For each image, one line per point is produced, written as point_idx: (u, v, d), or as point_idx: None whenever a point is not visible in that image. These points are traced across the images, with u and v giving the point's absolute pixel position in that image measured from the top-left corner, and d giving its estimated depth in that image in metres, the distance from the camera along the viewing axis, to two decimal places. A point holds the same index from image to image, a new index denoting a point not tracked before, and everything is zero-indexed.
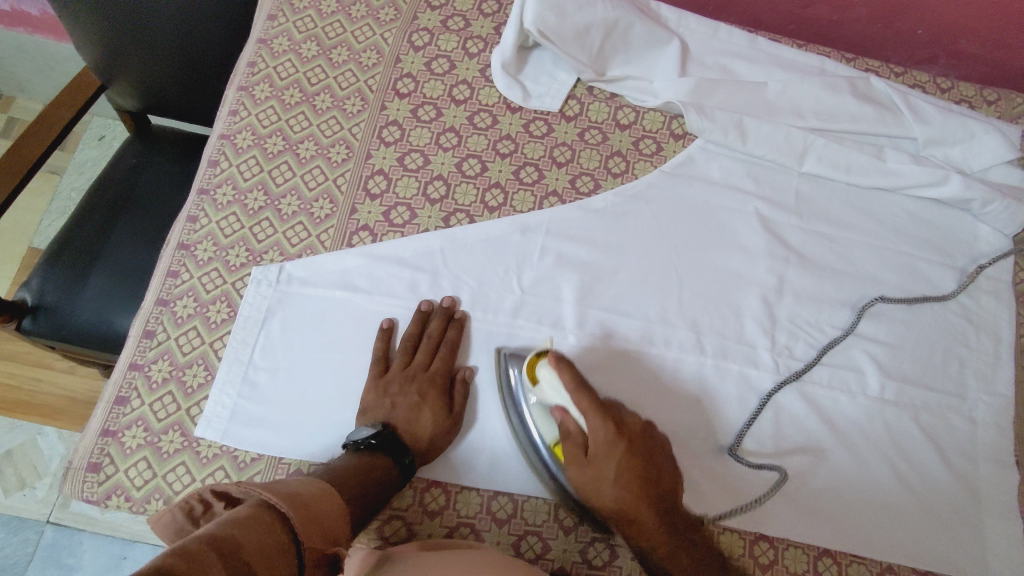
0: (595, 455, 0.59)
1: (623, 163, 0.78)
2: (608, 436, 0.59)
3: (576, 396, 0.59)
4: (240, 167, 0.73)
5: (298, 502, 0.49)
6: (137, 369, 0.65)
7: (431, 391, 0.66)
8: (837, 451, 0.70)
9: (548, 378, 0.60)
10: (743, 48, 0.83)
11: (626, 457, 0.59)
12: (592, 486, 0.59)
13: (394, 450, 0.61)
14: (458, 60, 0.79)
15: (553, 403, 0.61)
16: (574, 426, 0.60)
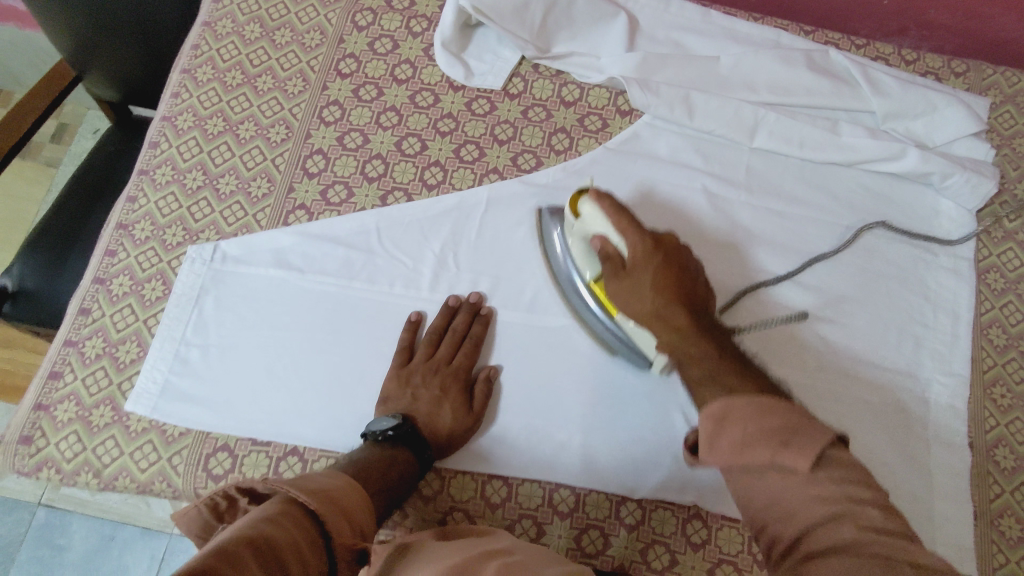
0: (634, 264, 0.59)
1: (566, 139, 0.77)
2: (646, 248, 0.59)
3: (615, 218, 0.60)
4: (180, 148, 0.73)
5: (324, 496, 0.48)
6: (72, 346, 0.66)
7: (454, 386, 0.66)
8: None
9: (591, 212, 0.61)
10: (695, 22, 0.81)
11: (662, 267, 0.58)
12: (632, 302, 0.59)
13: (416, 444, 0.61)
14: (401, 39, 0.79)
15: (591, 233, 0.62)
16: (613, 248, 0.60)
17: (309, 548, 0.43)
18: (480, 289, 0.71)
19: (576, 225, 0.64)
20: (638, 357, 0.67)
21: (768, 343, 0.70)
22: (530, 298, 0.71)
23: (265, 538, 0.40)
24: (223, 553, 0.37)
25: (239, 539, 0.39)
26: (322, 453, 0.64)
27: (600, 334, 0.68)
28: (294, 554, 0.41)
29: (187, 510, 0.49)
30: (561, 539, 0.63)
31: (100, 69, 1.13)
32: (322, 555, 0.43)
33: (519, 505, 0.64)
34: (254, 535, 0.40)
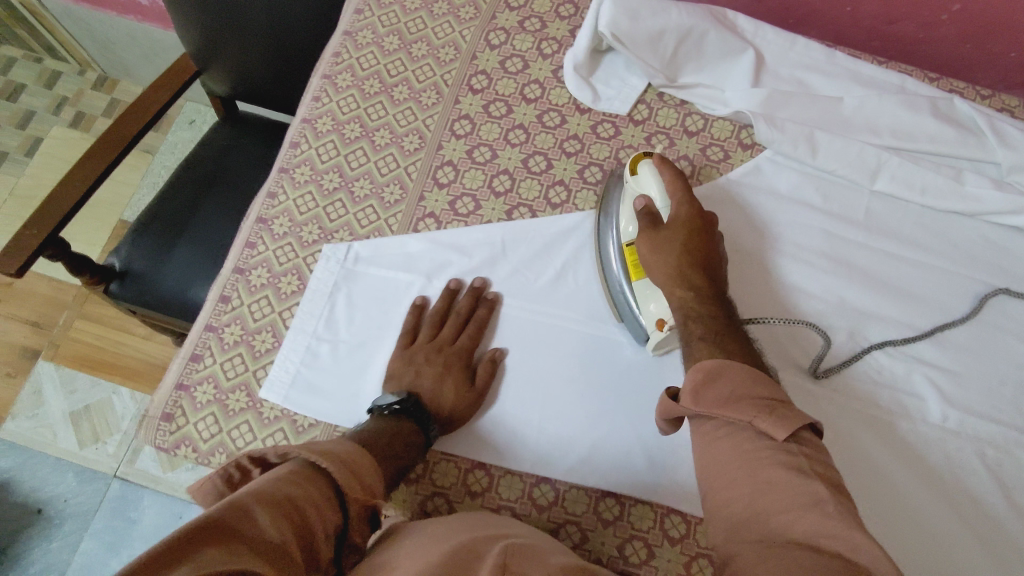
0: (672, 222, 0.65)
1: (689, 167, 0.79)
2: (690, 213, 0.66)
3: (670, 182, 0.67)
4: (318, 150, 0.76)
5: (342, 460, 0.52)
6: (211, 331, 0.70)
7: (456, 365, 0.68)
8: (893, 468, 0.68)
9: (647, 171, 0.68)
10: (820, 62, 0.82)
11: (699, 231, 0.65)
12: (660, 253, 0.65)
13: (418, 415, 0.63)
14: (532, 60, 0.81)
15: (637, 194, 0.69)
16: (656, 207, 0.66)
17: (327, 506, 0.48)
18: (598, 308, 0.73)
19: (629, 183, 0.70)
20: (637, 331, 0.70)
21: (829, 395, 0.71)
22: None
23: (282, 496, 0.46)
24: (244, 508, 0.43)
25: (259, 496, 0.45)
26: (443, 455, 0.67)
27: (615, 293, 0.70)
28: (312, 512, 0.47)
29: (203, 482, 0.51)
30: (669, 563, 0.63)
31: (220, 66, 1.18)
32: (339, 512, 0.49)
33: (632, 525, 0.64)
34: (274, 494, 0.46)
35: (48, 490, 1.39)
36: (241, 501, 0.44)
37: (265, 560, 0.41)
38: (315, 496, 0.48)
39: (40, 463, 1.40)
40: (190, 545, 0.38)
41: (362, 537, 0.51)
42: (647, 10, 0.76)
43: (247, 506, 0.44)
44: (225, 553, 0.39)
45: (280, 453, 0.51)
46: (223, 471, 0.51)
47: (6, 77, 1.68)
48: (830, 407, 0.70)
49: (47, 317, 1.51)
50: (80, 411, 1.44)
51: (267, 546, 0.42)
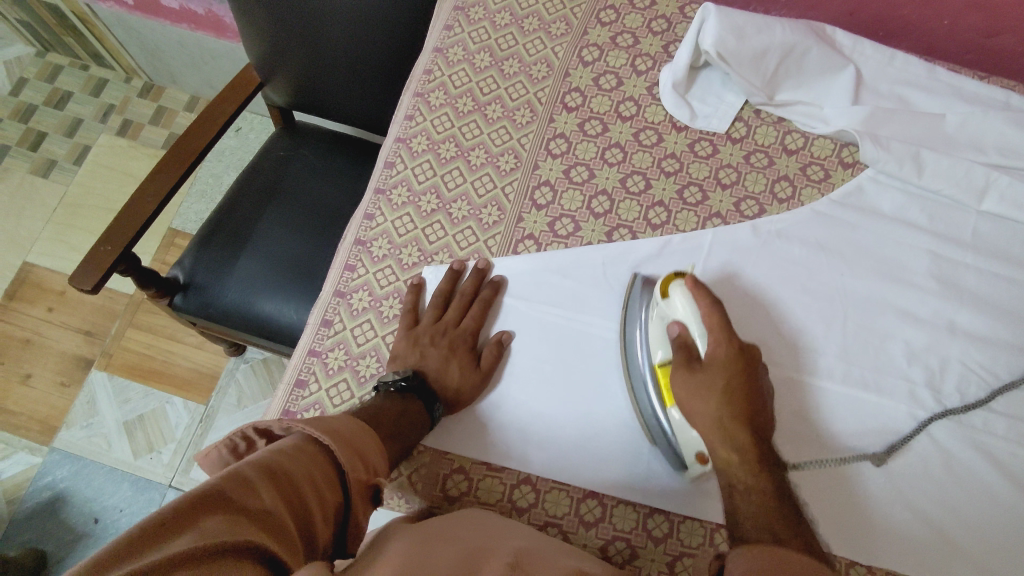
0: (710, 363, 0.59)
1: (789, 188, 0.77)
2: (727, 353, 0.59)
3: (707, 313, 0.61)
4: (415, 170, 0.76)
5: (344, 438, 0.54)
6: (315, 356, 0.69)
7: (461, 347, 0.67)
8: (999, 484, 0.67)
9: (681, 296, 0.62)
10: (921, 78, 0.80)
11: (740, 373, 0.59)
12: (697, 399, 0.59)
13: (424, 395, 0.63)
14: (626, 77, 0.80)
15: (674, 317, 0.63)
16: (692, 339, 0.61)
17: (325, 483, 0.50)
18: None
19: (660, 304, 0.64)
20: (674, 457, 0.64)
21: (849, 514, 0.66)
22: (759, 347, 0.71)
23: (281, 468, 0.48)
24: (243, 478, 0.46)
25: (259, 467, 0.47)
26: (555, 484, 0.66)
27: (646, 418, 0.65)
28: (309, 487, 0.49)
29: (208, 451, 0.54)
30: None
31: (283, 78, 1.17)
32: (337, 490, 0.51)
33: None
34: (273, 466, 0.48)
35: (102, 500, 1.38)
36: (242, 472, 0.46)
37: (265, 531, 0.43)
38: (312, 472, 0.50)
39: (96, 473, 1.40)
40: (194, 513, 0.41)
41: (362, 514, 0.53)
42: (752, 28, 0.75)
43: (250, 477, 0.46)
44: (225, 520, 0.42)
45: (284, 427, 0.54)
46: (229, 441, 0.54)
47: (53, 86, 1.70)
48: (847, 508, 0.66)
49: (99, 327, 1.51)
50: (134, 420, 1.44)
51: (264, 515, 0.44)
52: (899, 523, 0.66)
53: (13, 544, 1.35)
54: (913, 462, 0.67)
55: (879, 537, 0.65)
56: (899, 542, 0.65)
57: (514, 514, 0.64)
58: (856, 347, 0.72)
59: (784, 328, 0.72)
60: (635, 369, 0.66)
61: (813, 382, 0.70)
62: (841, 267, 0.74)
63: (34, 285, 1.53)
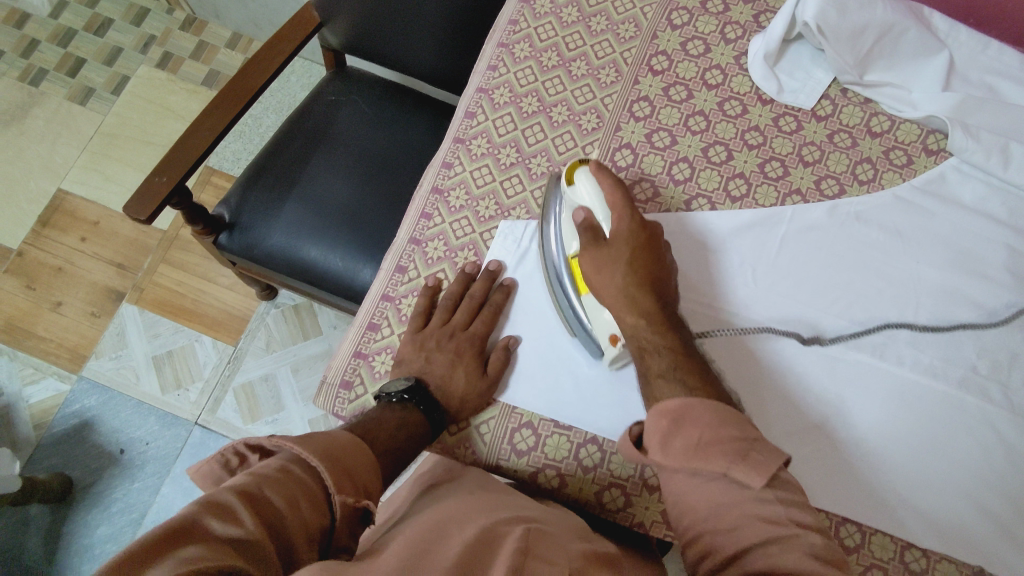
0: (614, 240, 0.62)
1: (871, 170, 0.76)
2: (632, 227, 0.62)
3: (609, 194, 0.63)
4: (495, 122, 0.75)
5: (335, 459, 0.52)
6: (388, 301, 0.70)
7: (468, 351, 0.66)
8: None
9: (585, 181, 0.64)
10: (1014, 68, 0.78)
11: (643, 247, 0.62)
12: (604, 273, 0.62)
13: (427, 407, 0.63)
14: (714, 44, 0.79)
15: (580, 204, 0.65)
16: (596, 221, 0.63)
17: (309, 503, 0.48)
18: (777, 310, 0.71)
19: (567, 193, 0.66)
20: (593, 346, 0.66)
21: (885, 485, 0.66)
22: (829, 327, 0.70)
23: (261, 492, 0.46)
24: (220, 504, 0.44)
25: (240, 492, 0.46)
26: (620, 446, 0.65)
27: (564, 310, 0.67)
28: (290, 509, 0.46)
29: (201, 466, 0.53)
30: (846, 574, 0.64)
31: (341, 22, 1.15)
32: (322, 513, 0.48)
33: None
34: (254, 491, 0.46)
35: (129, 432, 1.39)
36: (221, 498, 0.45)
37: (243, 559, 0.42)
38: (295, 493, 0.47)
39: (123, 405, 1.41)
40: (166, 545, 0.40)
41: (351, 537, 0.50)
42: (854, 3, 0.74)
43: (227, 501, 0.45)
44: (204, 547, 0.41)
45: (274, 444, 0.52)
46: (221, 456, 0.53)
47: (94, 12, 1.68)
48: (881, 479, 0.66)
49: (131, 260, 1.50)
50: (163, 356, 1.44)
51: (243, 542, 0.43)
52: (942, 504, 0.66)
53: (39, 468, 1.36)
54: (951, 436, 0.67)
55: (913, 508, 0.65)
56: (945, 522, 0.65)
57: (579, 472, 0.65)
58: (928, 335, 0.70)
59: (858, 309, 0.71)
60: (555, 270, 0.68)
61: (883, 365, 0.69)
62: (917, 253, 0.73)
63: (67, 214, 1.52)
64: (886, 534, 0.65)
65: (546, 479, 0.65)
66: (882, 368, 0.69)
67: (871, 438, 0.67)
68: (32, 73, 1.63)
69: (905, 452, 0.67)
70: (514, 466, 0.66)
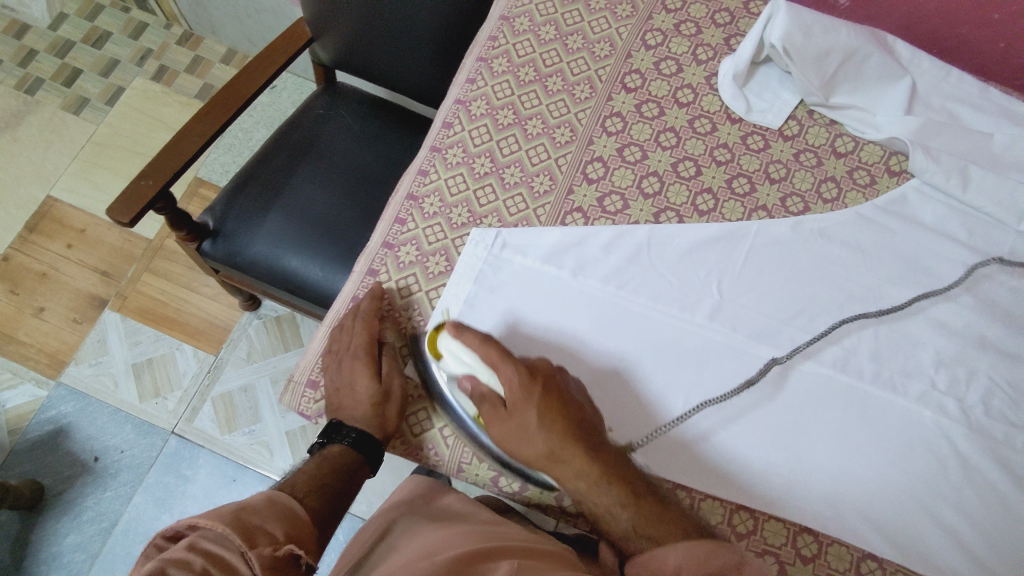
0: (515, 407, 0.62)
1: (835, 189, 0.78)
2: (523, 385, 0.62)
3: (484, 350, 0.62)
4: (471, 133, 0.77)
5: (244, 519, 0.56)
6: (359, 303, 0.70)
7: (357, 371, 0.67)
8: (995, 474, 0.68)
9: (451, 348, 0.63)
10: (972, 96, 0.81)
11: (541, 402, 0.62)
12: (523, 442, 0.62)
13: (343, 437, 0.69)
14: (686, 64, 0.81)
15: (458, 372, 0.64)
16: (488, 389, 0.62)
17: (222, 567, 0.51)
18: (741, 321, 0.72)
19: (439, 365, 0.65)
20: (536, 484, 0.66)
21: (848, 498, 0.67)
22: (791, 338, 0.72)
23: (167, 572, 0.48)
24: None
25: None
26: None
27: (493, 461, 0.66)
28: None
29: None
30: None
31: (332, 38, 1.17)
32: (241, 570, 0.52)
33: (765, 540, 0.66)
34: None
35: (104, 440, 1.39)
36: None
37: None
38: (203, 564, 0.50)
39: (100, 412, 1.40)
40: None
41: None
42: (819, 28, 0.76)
43: None
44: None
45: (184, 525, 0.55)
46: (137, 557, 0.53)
47: (93, 24, 1.71)
48: (843, 491, 0.67)
49: (116, 268, 1.51)
50: (142, 364, 1.44)
51: None
52: (902, 519, 0.66)
53: (11, 474, 1.35)
54: (911, 453, 0.69)
55: (879, 526, 0.66)
56: (907, 540, 0.66)
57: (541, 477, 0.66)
58: (887, 350, 0.72)
59: (822, 323, 0.72)
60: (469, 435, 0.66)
61: (844, 377, 0.71)
62: (880, 271, 0.75)
63: (54, 220, 1.53)
64: (845, 546, 0.66)
65: (506, 483, 0.66)
66: (842, 380, 0.71)
67: (831, 447, 0.68)
68: (28, 82, 1.65)
69: (863, 467, 0.68)
70: (473, 472, 0.66)
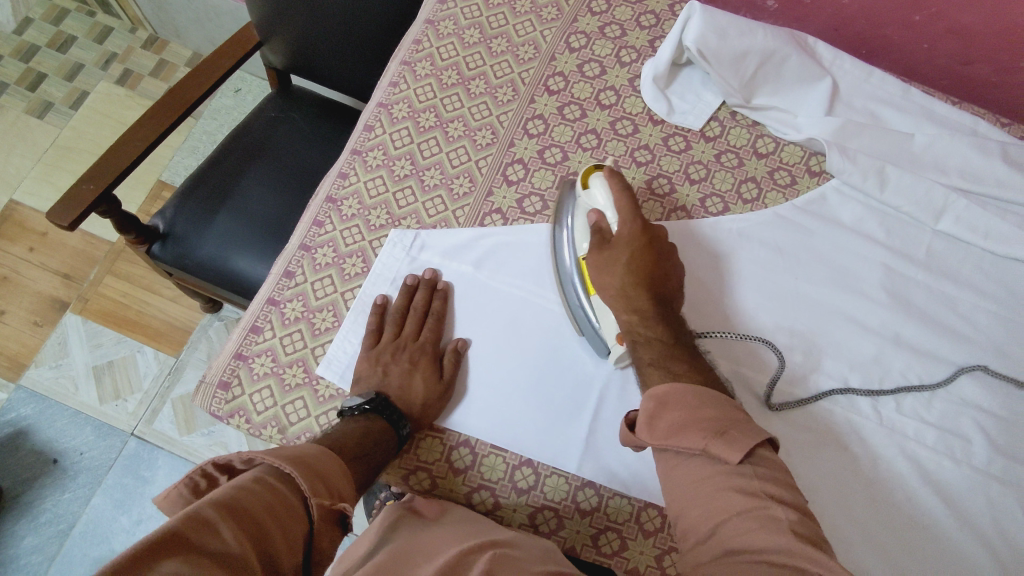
0: (616, 242, 0.66)
1: (755, 190, 0.79)
2: (633, 232, 0.65)
3: (617, 198, 0.66)
4: (393, 136, 0.78)
5: (307, 465, 0.52)
6: (273, 305, 0.71)
7: (422, 360, 0.68)
8: (904, 471, 0.69)
9: (599, 185, 0.67)
10: (895, 97, 0.82)
11: (643, 250, 0.65)
12: (605, 275, 0.66)
13: (390, 415, 0.64)
14: (609, 66, 0.82)
15: (594, 206, 0.68)
16: (606, 224, 0.66)
17: (286, 513, 0.48)
18: None
19: (583, 196, 0.70)
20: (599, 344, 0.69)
21: None
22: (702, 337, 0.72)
23: (236, 503, 0.46)
24: (201, 518, 0.43)
25: (218, 504, 0.45)
26: (492, 449, 0.67)
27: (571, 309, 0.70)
28: (268, 518, 0.47)
29: (168, 491, 0.50)
30: None
31: (281, 42, 1.18)
32: (302, 519, 0.49)
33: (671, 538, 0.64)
34: (229, 502, 0.45)
35: (64, 442, 1.39)
36: (198, 510, 0.44)
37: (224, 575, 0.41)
38: (272, 505, 0.48)
39: (59, 414, 1.41)
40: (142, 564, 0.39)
41: (330, 539, 0.51)
42: (734, 31, 0.77)
43: (205, 515, 0.43)
44: (181, 563, 0.40)
45: (245, 458, 0.52)
46: (189, 478, 0.51)
47: (58, 28, 1.72)
48: None
49: (78, 270, 1.51)
50: (103, 366, 1.45)
51: (221, 556, 0.42)
52: (818, 518, 0.67)
53: None
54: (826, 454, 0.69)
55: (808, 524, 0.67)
56: (827, 538, 0.66)
57: (451, 474, 0.66)
58: (801, 350, 0.73)
59: (736, 322, 0.73)
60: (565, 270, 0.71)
61: (757, 378, 0.71)
62: (797, 270, 0.75)
63: (17, 224, 1.54)
64: None
65: (416, 482, 0.66)
66: (755, 378, 0.71)
67: None
68: None
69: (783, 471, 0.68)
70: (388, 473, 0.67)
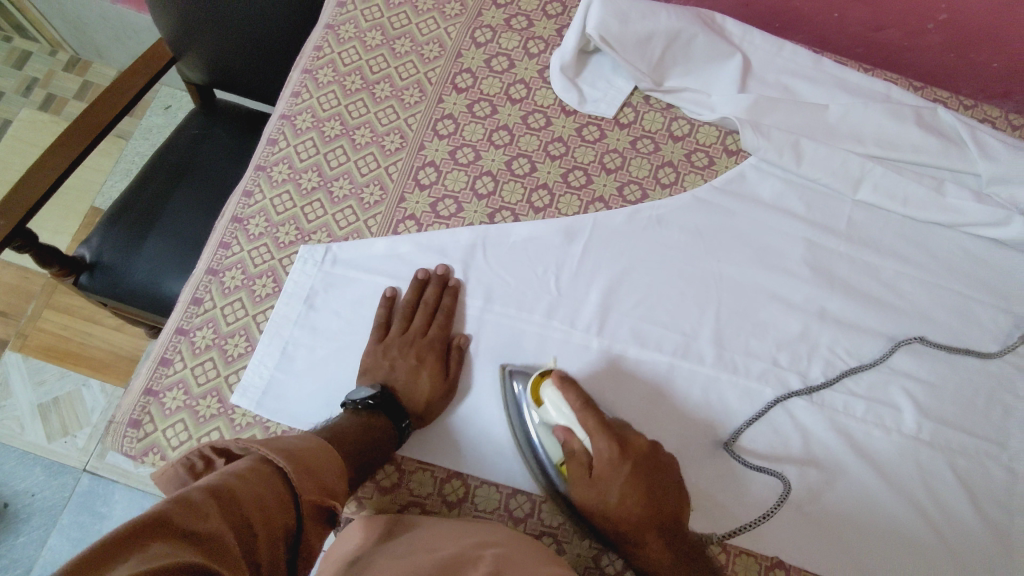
0: (601, 471, 0.58)
1: (673, 173, 0.78)
2: (613, 456, 0.58)
3: (582, 417, 0.59)
4: (297, 148, 0.75)
5: (301, 460, 0.50)
6: (183, 334, 0.68)
7: (430, 358, 0.67)
8: (834, 443, 0.68)
9: (553, 398, 0.60)
10: (807, 68, 0.81)
11: (630, 475, 0.58)
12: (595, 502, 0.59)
13: (392, 412, 0.62)
14: (517, 59, 0.80)
15: (554, 422, 0.61)
16: (578, 446, 0.59)
17: (279, 507, 0.46)
18: (574, 314, 0.71)
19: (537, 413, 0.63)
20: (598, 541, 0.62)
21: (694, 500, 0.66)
22: (626, 329, 0.71)
23: (229, 491, 0.43)
24: (190, 503, 0.40)
25: (207, 491, 0.41)
26: (419, 465, 0.66)
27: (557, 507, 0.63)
28: (255, 507, 0.43)
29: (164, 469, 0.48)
30: None
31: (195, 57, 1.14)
32: (291, 513, 0.46)
33: None
34: (221, 488, 0.42)
35: (13, 485, 1.35)
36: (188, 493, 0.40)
37: (212, 560, 0.37)
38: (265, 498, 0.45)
39: (6, 456, 1.37)
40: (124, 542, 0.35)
41: (314, 536, 0.49)
42: (636, 14, 0.76)
43: (194, 498, 0.40)
44: (171, 547, 0.36)
45: (241, 445, 0.50)
46: (185, 459, 0.49)
47: None
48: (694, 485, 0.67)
49: (14, 307, 1.47)
50: (48, 403, 1.41)
51: (206, 540, 0.38)
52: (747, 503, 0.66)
53: None
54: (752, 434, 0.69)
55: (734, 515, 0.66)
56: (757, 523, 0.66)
57: (378, 494, 0.65)
58: (728, 333, 0.72)
59: (660, 311, 0.72)
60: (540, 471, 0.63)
61: (685, 366, 0.70)
62: (718, 252, 0.74)
63: None
64: None
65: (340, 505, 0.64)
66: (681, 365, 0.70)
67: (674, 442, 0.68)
68: None
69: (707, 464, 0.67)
70: None
